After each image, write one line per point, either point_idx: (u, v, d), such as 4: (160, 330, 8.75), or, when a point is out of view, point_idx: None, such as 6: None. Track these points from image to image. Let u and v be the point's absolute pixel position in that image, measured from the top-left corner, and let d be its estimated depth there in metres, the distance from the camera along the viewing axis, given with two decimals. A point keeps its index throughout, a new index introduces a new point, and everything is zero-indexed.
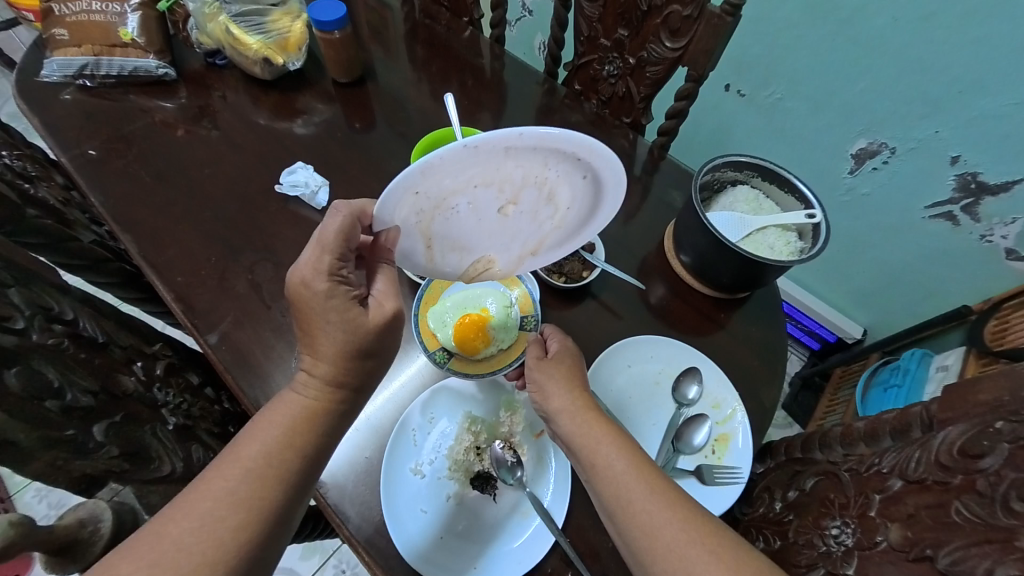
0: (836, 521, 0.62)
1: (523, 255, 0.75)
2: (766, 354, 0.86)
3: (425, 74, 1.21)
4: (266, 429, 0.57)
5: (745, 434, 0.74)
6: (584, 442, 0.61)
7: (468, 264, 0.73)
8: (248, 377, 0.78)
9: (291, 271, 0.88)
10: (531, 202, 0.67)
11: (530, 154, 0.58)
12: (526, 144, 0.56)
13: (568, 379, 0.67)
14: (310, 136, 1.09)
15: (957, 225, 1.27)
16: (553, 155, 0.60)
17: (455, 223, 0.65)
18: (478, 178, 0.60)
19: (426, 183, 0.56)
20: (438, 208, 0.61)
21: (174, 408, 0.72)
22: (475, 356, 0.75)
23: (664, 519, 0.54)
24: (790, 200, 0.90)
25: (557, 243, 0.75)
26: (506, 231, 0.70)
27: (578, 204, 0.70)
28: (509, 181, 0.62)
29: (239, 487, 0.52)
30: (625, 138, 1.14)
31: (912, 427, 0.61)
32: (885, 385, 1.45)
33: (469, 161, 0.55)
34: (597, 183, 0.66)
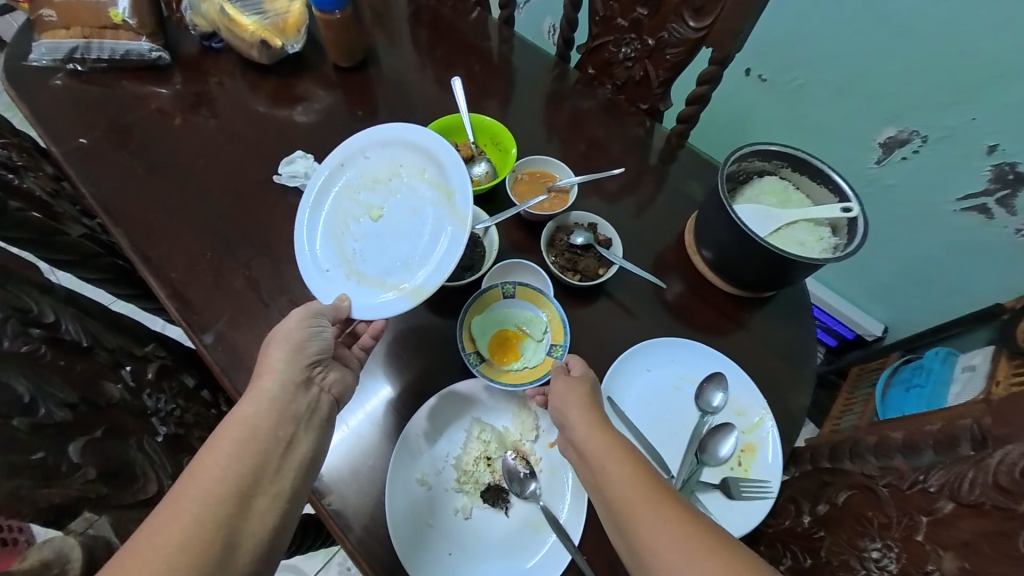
0: (876, 542, 0.58)
1: (444, 199, 0.78)
2: (791, 357, 0.81)
3: (430, 59, 1.14)
4: (204, 465, 0.50)
5: (775, 446, 0.70)
6: (595, 448, 0.59)
7: (425, 258, 0.76)
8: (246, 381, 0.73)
9: (291, 267, 0.83)
10: (385, 196, 0.83)
11: (335, 187, 0.83)
12: (320, 193, 0.82)
13: (584, 391, 0.64)
14: (310, 124, 1.04)
15: (989, 218, 1.19)
16: (343, 179, 0.83)
17: (375, 257, 0.79)
18: (344, 228, 0.81)
19: (322, 258, 0.78)
20: (352, 257, 0.79)
21: (165, 416, 0.69)
22: (502, 366, 0.73)
23: (671, 537, 0.49)
24: (822, 192, 0.84)
25: (444, 173, 0.78)
26: (411, 214, 0.81)
27: (399, 155, 0.84)
28: (353, 211, 0.83)
29: (179, 537, 0.45)
30: (641, 125, 1.08)
31: (961, 442, 0.55)
32: (907, 385, 1.40)
33: (321, 229, 0.80)
34: (385, 141, 0.84)
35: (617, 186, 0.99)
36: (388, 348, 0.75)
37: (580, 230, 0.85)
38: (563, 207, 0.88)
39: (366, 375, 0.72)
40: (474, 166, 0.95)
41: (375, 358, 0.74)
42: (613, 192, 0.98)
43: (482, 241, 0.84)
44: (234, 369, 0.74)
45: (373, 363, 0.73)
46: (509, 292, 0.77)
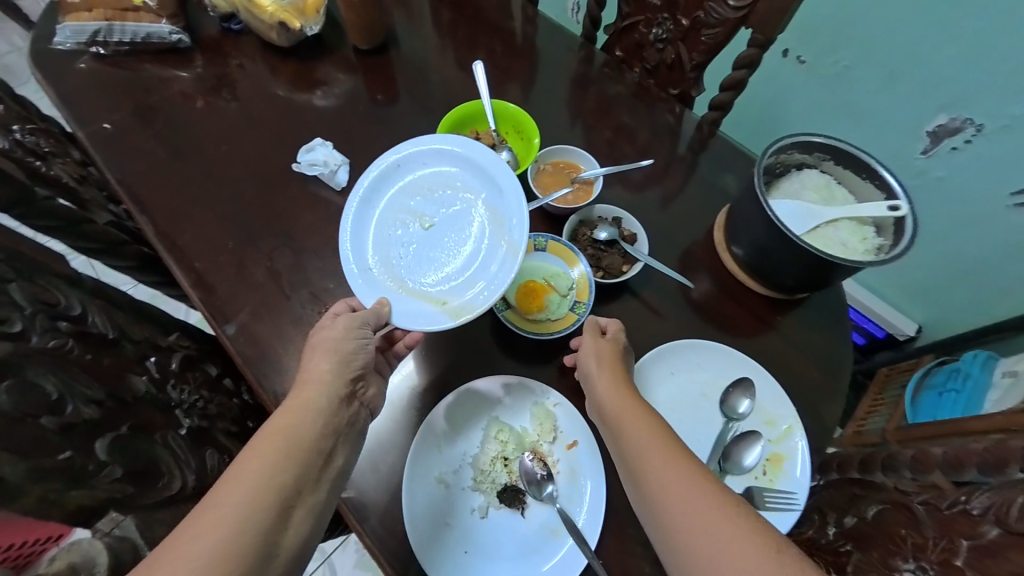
0: (909, 563, 0.53)
1: (500, 225, 0.75)
2: (826, 363, 0.77)
3: (451, 40, 1.10)
4: (247, 471, 0.50)
5: (803, 458, 0.67)
6: (615, 407, 0.59)
7: (474, 279, 0.73)
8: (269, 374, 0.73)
9: (311, 258, 0.82)
10: (438, 207, 0.78)
11: (389, 188, 0.79)
12: (375, 191, 0.78)
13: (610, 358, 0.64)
14: (330, 109, 1.02)
15: None
16: (398, 180, 0.79)
17: (419, 268, 0.75)
18: (390, 231, 0.77)
19: (364, 257, 0.74)
20: (396, 263, 0.75)
21: (189, 409, 0.71)
22: (526, 315, 0.74)
23: (683, 491, 0.50)
24: (868, 188, 0.79)
25: (502, 198, 0.75)
26: (460, 230, 0.77)
27: (457, 168, 0.79)
28: (403, 215, 0.78)
29: (218, 540, 0.45)
30: (672, 111, 1.02)
31: (1010, 464, 0.54)
32: (940, 390, 1.29)
33: (368, 228, 0.76)
34: (444, 152, 0.79)
35: (646, 177, 0.94)
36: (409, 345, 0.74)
37: (604, 225, 0.82)
38: (587, 201, 0.85)
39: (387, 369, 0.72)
40: (495, 156, 0.92)
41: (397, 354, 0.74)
42: (640, 184, 0.94)
43: None
44: (254, 361, 0.74)
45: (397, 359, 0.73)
46: (541, 245, 0.79)
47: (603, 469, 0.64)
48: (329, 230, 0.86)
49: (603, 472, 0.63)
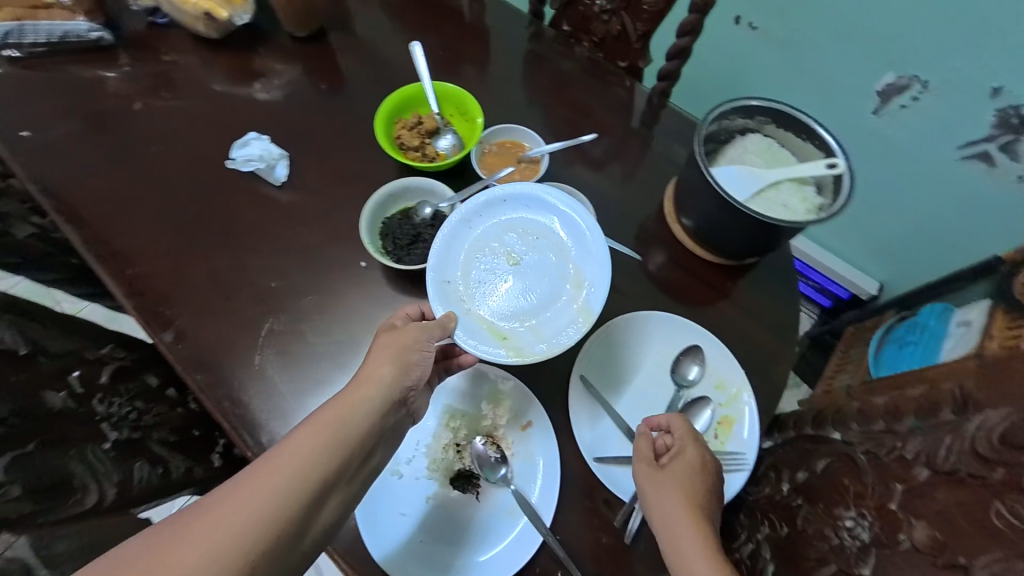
0: (851, 512, 0.55)
1: (580, 289, 0.69)
2: (779, 327, 0.78)
3: (393, 23, 1.06)
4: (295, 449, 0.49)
5: (751, 418, 0.68)
6: (680, 531, 0.55)
7: (539, 328, 0.68)
8: (211, 379, 0.70)
9: (251, 258, 0.79)
10: (531, 249, 0.72)
11: (489, 215, 0.73)
12: (472, 211, 0.72)
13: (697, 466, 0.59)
14: (268, 102, 0.97)
15: (992, 166, 1.12)
16: (497, 208, 0.73)
17: (494, 298, 0.69)
18: (475, 253, 0.71)
19: (448, 269, 0.69)
20: (473, 287, 0.70)
21: (118, 421, 0.70)
22: None
23: None
24: (808, 149, 0.79)
25: (591, 259, 0.70)
26: (541, 278, 0.70)
27: (554, 219, 0.72)
28: (494, 243, 0.72)
29: (259, 514, 0.45)
30: (622, 85, 1.00)
31: (942, 405, 0.55)
32: (902, 343, 1.33)
33: (455, 243, 0.71)
34: (553, 201, 0.72)
35: (597, 152, 0.93)
36: (357, 339, 0.73)
37: None
38: (535, 179, 0.85)
39: (339, 369, 0.71)
40: (439, 140, 0.90)
41: (344, 349, 0.72)
42: (591, 160, 0.92)
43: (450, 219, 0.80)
44: (195, 367, 0.71)
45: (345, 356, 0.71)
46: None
47: (555, 447, 0.64)
48: (268, 227, 0.82)
49: (556, 450, 0.64)
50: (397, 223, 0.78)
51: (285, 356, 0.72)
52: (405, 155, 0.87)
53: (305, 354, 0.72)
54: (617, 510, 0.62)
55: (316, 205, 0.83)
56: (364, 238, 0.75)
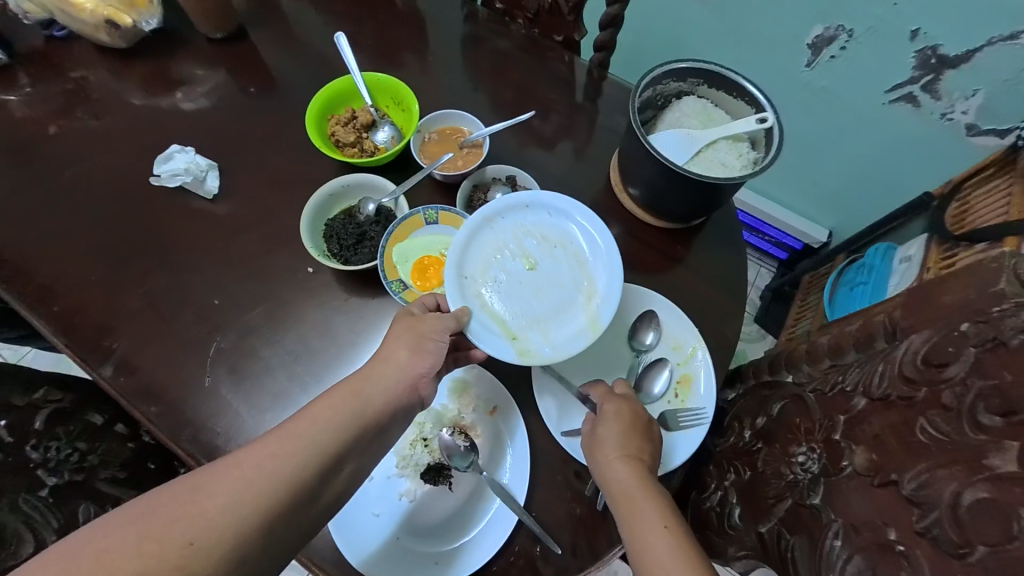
0: (802, 448, 0.58)
1: (590, 301, 0.67)
2: (733, 284, 0.80)
3: (319, 16, 1.01)
4: (314, 419, 0.53)
5: (708, 376, 0.70)
6: (633, 492, 0.55)
7: (549, 331, 0.66)
8: (159, 408, 0.67)
9: (189, 277, 0.75)
10: (549, 255, 0.70)
11: (512, 215, 0.71)
12: (495, 210, 0.70)
13: (631, 424, 0.60)
14: (191, 111, 0.91)
15: (917, 107, 1.16)
16: (519, 210, 0.71)
17: (508, 299, 0.67)
18: (493, 253, 0.69)
19: (466, 263, 0.68)
20: (488, 283, 0.68)
21: (55, 466, 0.73)
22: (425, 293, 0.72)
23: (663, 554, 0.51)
24: (741, 106, 0.80)
25: (609, 272, 0.68)
26: (555, 285, 0.69)
27: (573, 227, 0.71)
28: (512, 245, 0.70)
29: (273, 474, 0.48)
30: (561, 59, 0.98)
31: (876, 337, 0.57)
32: (851, 285, 1.38)
33: (474, 240, 0.69)
34: (574, 210, 0.71)
35: (542, 130, 0.92)
36: (311, 346, 0.71)
37: (498, 186, 0.81)
38: (477, 162, 0.82)
39: (299, 387, 0.69)
40: (377, 133, 0.88)
41: (299, 359, 0.70)
42: (536, 139, 0.91)
43: (395, 214, 0.78)
44: (142, 397, 0.68)
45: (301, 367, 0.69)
46: (432, 218, 0.75)
47: (522, 428, 0.65)
48: (204, 243, 0.78)
49: (524, 431, 0.65)
50: (340, 223, 0.76)
51: (236, 374, 0.69)
52: (342, 152, 0.84)
53: (259, 369, 0.70)
54: (586, 481, 0.63)
55: (253, 214, 0.80)
56: (306, 244, 0.72)
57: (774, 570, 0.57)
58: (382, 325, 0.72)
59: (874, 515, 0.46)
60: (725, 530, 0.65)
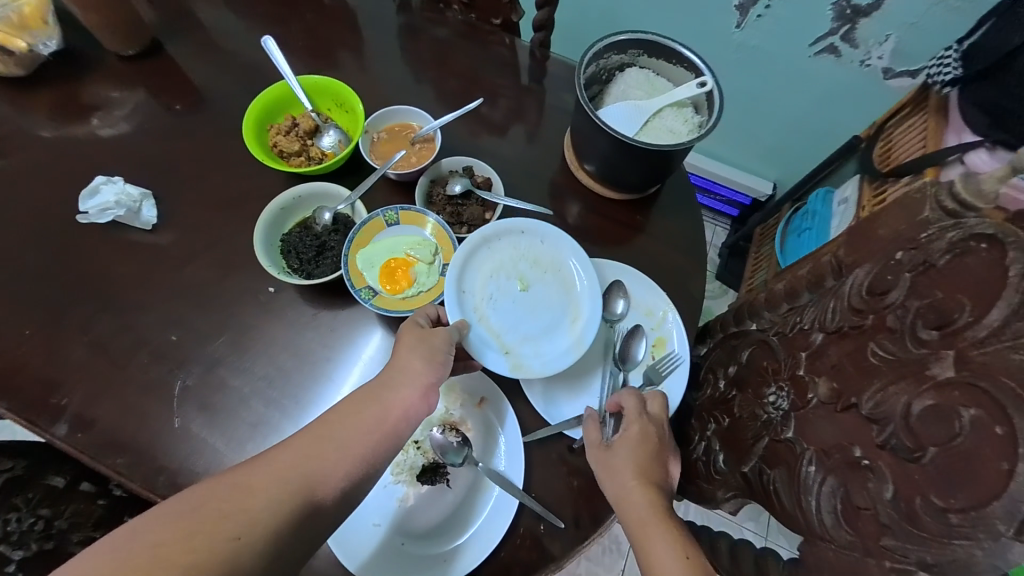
0: (772, 388, 0.62)
1: (578, 325, 0.70)
2: (694, 246, 0.83)
3: (242, 21, 0.95)
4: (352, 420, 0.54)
5: (680, 336, 0.73)
6: (650, 513, 0.54)
7: (539, 347, 0.69)
8: (124, 457, 0.63)
9: (140, 316, 0.71)
10: (542, 277, 0.73)
11: (511, 236, 0.73)
12: (495, 231, 0.72)
13: (648, 447, 0.59)
14: (114, 138, 0.84)
15: (839, 57, 1.23)
16: (517, 233, 0.73)
17: (503, 315, 0.70)
18: (490, 272, 0.72)
19: (465, 278, 0.70)
20: (485, 299, 0.71)
21: (20, 537, 0.70)
22: (397, 296, 0.71)
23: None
24: (680, 72, 0.83)
25: (593, 301, 0.70)
26: (546, 307, 0.72)
27: (567, 255, 0.73)
28: (509, 266, 0.73)
29: (318, 472, 0.50)
30: (502, 43, 0.97)
31: (826, 276, 0.60)
32: (799, 232, 1.46)
33: (472, 258, 0.71)
34: (568, 240, 0.73)
35: (492, 117, 0.91)
36: (284, 368, 0.68)
37: (456, 177, 0.79)
38: (432, 157, 0.81)
39: (283, 418, 0.65)
40: (322, 138, 0.85)
41: (273, 384, 0.67)
42: (487, 127, 0.90)
43: (353, 220, 0.76)
44: (104, 450, 0.63)
45: (277, 392, 0.66)
46: (392, 219, 0.73)
47: (512, 415, 0.66)
48: (152, 277, 0.73)
49: (514, 417, 0.66)
50: (297, 236, 0.73)
51: (206, 409, 0.65)
52: (288, 163, 0.81)
53: (229, 400, 0.66)
54: (580, 455, 0.66)
55: (200, 239, 0.75)
56: (263, 262, 0.69)
57: (761, 504, 0.59)
58: (357, 334, 0.70)
59: (840, 437, 0.50)
60: (713, 476, 0.67)
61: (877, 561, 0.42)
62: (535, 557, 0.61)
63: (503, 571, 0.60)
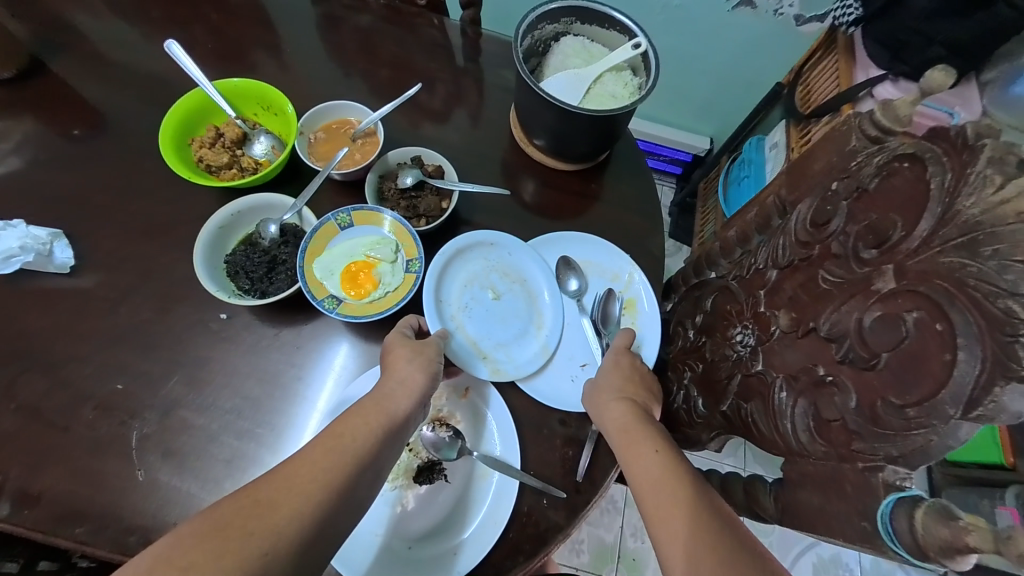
0: (738, 328, 0.66)
1: (544, 334, 0.73)
2: (650, 207, 0.85)
3: (140, 30, 0.86)
4: (355, 421, 0.53)
5: (648, 295, 0.76)
6: (629, 423, 0.58)
7: (511, 352, 0.71)
8: (85, 524, 0.56)
9: (75, 369, 0.63)
10: (513, 288, 0.75)
11: (482, 248, 0.75)
12: (469, 243, 0.73)
13: (624, 373, 0.65)
14: (7, 176, 0.74)
15: (755, 8, 1.27)
16: (488, 246, 0.75)
17: (479, 324, 0.72)
18: (465, 282, 0.73)
19: (441, 290, 0.72)
20: (460, 309, 0.72)
21: None
22: (364, 300, 0.68)
23: (656, 471, 0.52)
24: (613, 36, 0.83)
25: (558, 309, 0.74)
26: (516, 316, 0.74)
27: (534, 267, 0.75)
28: (482, 276, 0.74)
29: (331, 472, 0.48)
30: (431, 25, 0.94)
31: (772, 217, 0.65)
32: (739, 180, 1.52)
33: (446, 270, 0.72)
34: (535, 253, 0.75)
35: (432, 104, 0.88)
36: (252, 396, 0.63)
37: (405, 169, 0.76)
38: (376, 151, 0.77)
39: (262, 448, 0.61)
40: (253, 146, 0.79)
41: (244, 414, 0.62)
42: (428, 114, 0.87)
43: (302, 228, 0.71)
44: (58, 523, 0.56)
45: (250, 422, 0.62)
46: (345, 222, 0.70)
47: (498, 397, 0.67)
48: (83, 324, 0.66)
49: (501, 400, 0.67)
50: (242, 255, 0.68)
51: (172, 455, 0.60)
52: (219, 177, 0.75)
53: (197, 441, 0.61)
54: (571, 425, 0.67)
55: (133, 274, 0.69)
56: (208, 287, 0.63)
57: (741, 438, 0.62)
58: (327, 348, 0.67)
59: (805, 360, 0.54)
60: (695, 421, 0.70)
61: (851, 465, 0.45)
62: (543, 529, 0.62)
63: (514, 552, 0.61)
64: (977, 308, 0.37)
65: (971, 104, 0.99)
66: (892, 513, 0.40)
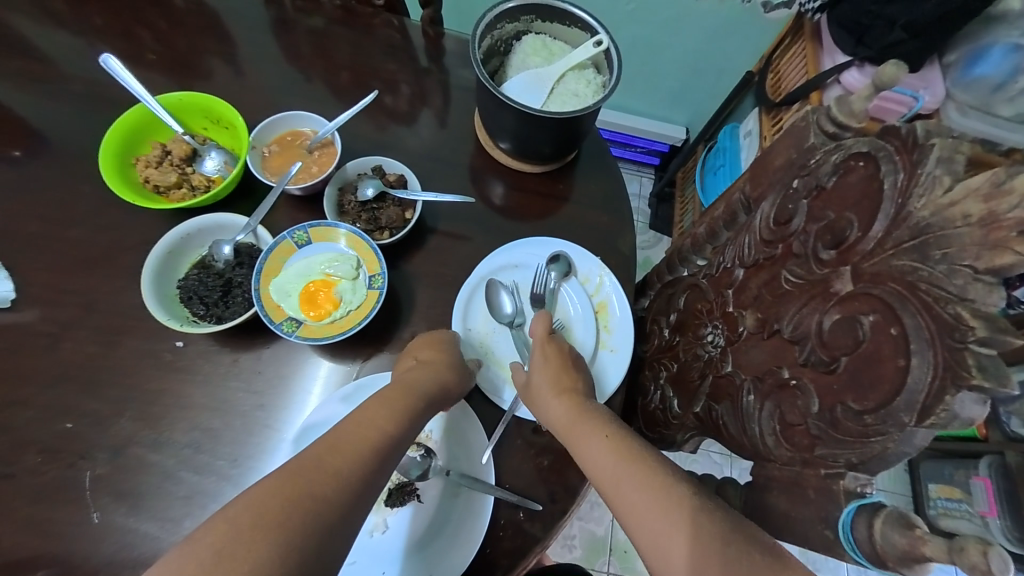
0: (709, 327, 0.66)
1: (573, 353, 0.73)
2: (621, 205, 0.83)
3: (78, 42, 0.82)
4: (376, 404, 0.51)
5: (619, 298, 0.75)
6: (576, 418, 0.56)
7: None
8: (40, 572, 0.54)
9: (18, 409, 0.60)
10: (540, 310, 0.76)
11: (506, 273, 0.75)
12: (491, 268, 0.74)
13: (556, 363, 0.63)
14: None
15: None
16: (511, 269, 0.76)
17: (508, 348, 0.73)
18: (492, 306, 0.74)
19: (469, 317, 0.72)
20: (489, 334, 0.73)
21: None
22: (324, 320, 0.66)
23: (612, 460, 0.50)
24: (576, 33, 0.81)
25: (586, 324, 0.74)
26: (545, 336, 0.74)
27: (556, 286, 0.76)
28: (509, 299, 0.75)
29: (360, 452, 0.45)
30: (389, 25, 0.90)
31: (737, 213, 0.64)
32: (714, 169, 1.52)
33: (472, 296, 0.73)
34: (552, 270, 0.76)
35: (394, 108, 0.85)
36: (211, 429, 0.61)
37: (365, 180, 0.74)
38: (333, 162, 0.74)
39: (223, 482, 0.59)
40: (203, 162, 0.76)
41: (203, 448, 0.60)
42: (390, 119, 0.84)
43: (257, 247, 0.69)
44: (7, 575, 0.53)
45: (211, 455, 0.60)
46: (303, 240, 0.68)
47: (470, 413, 0.66)
48: (29, 361, 0.62)
49: (473, 415, 0.66)
50: (195, 279, 0.66)
51: (126, 496, 0.57)
52: (168, 198, 0.71)
53: (154, 480, 0.58)
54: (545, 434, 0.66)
55: (79, 305, 0.65)
56: (157, 317, 0.61)
57: (712, 437, 0.62)
58: (292, 370, 0.65)
59: (770, 361, 0.53)
60: (669, 422, 0.70)
61: (814, 471, 0.46)
62: (518, 541, 0.61)
63: (490, 567, 0.61)
64: (928, 312, 0.37)
65: (935, 86, 0.99)
66: (853, 520, 0.41)
